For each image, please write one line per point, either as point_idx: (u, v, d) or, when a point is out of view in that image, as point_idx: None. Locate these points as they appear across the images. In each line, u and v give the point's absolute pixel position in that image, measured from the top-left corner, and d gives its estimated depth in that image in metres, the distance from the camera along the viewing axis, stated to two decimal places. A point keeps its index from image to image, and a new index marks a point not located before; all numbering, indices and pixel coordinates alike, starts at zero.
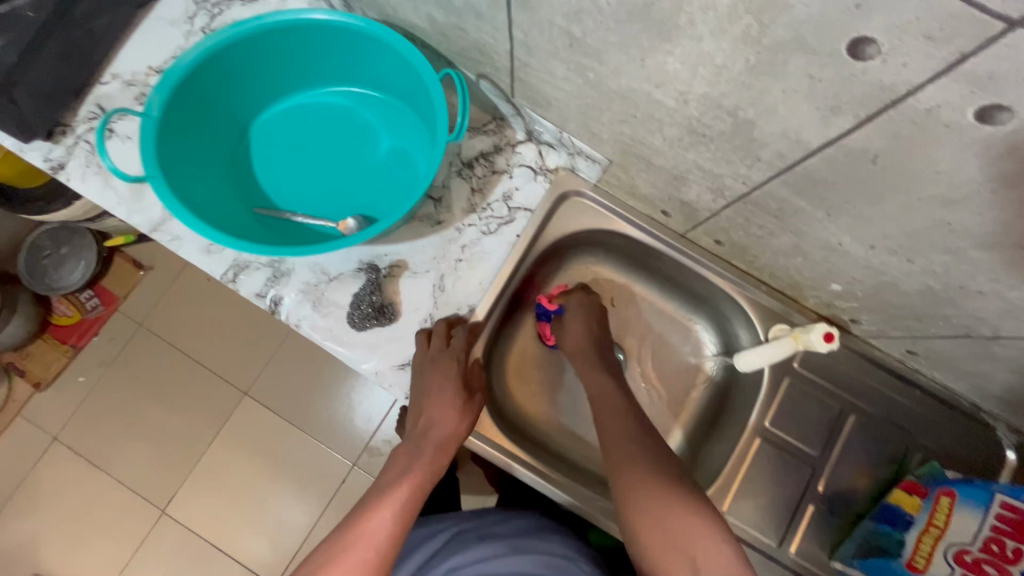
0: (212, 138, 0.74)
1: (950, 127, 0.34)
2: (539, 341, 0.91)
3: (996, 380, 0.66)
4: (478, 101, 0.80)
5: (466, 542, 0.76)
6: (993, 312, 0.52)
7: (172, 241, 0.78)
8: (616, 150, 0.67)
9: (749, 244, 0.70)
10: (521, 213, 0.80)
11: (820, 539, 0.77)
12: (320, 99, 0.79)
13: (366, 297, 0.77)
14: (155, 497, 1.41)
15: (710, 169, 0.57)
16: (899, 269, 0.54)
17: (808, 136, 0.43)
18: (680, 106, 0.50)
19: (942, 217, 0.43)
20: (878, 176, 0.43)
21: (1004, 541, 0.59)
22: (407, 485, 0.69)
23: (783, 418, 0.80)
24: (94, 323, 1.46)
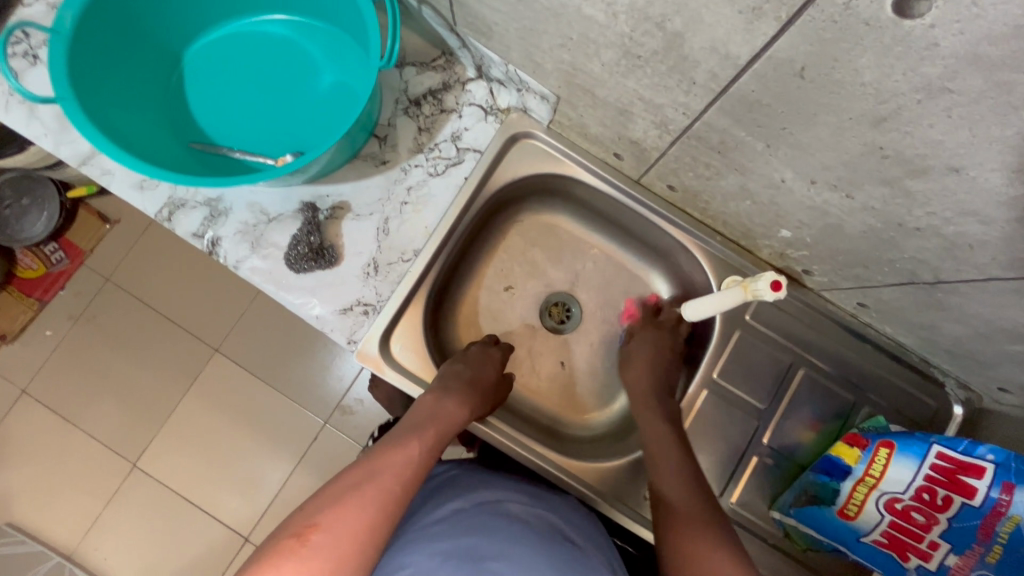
0: (139, 66, 0.70)
1: (870, 25, 0.31)
2: (493, 292, 0.89)
3: (942, 332, 0.64)
4: (426, 33, 0.75)
5: (457, 487, 0.71)
6: (934, 253, 0.50)
7: (102, 175, 0.74)
8: (561, 83, 0.64)
9: (699, 187, 0.67)
10: (469, 154, 0.77)
11: (761, 490, 0.77)
12: (258, 28, 0.74)
13: (304, 237, 0.73)
14: (126, 451, 1.40)
15: (651, 98, 0.54)
16: (840, 207, 0.52)
17: (736, 49, 0.40)
18: (610, 21, 0.46)
19: (874, 139, 0.40)
20: (807, 93, 0.40)
21: (935, 489, 0.60)
22: (438, 428, 0.66)
23: (732, 371, 0.79)
24: (60, 277, 1.43)
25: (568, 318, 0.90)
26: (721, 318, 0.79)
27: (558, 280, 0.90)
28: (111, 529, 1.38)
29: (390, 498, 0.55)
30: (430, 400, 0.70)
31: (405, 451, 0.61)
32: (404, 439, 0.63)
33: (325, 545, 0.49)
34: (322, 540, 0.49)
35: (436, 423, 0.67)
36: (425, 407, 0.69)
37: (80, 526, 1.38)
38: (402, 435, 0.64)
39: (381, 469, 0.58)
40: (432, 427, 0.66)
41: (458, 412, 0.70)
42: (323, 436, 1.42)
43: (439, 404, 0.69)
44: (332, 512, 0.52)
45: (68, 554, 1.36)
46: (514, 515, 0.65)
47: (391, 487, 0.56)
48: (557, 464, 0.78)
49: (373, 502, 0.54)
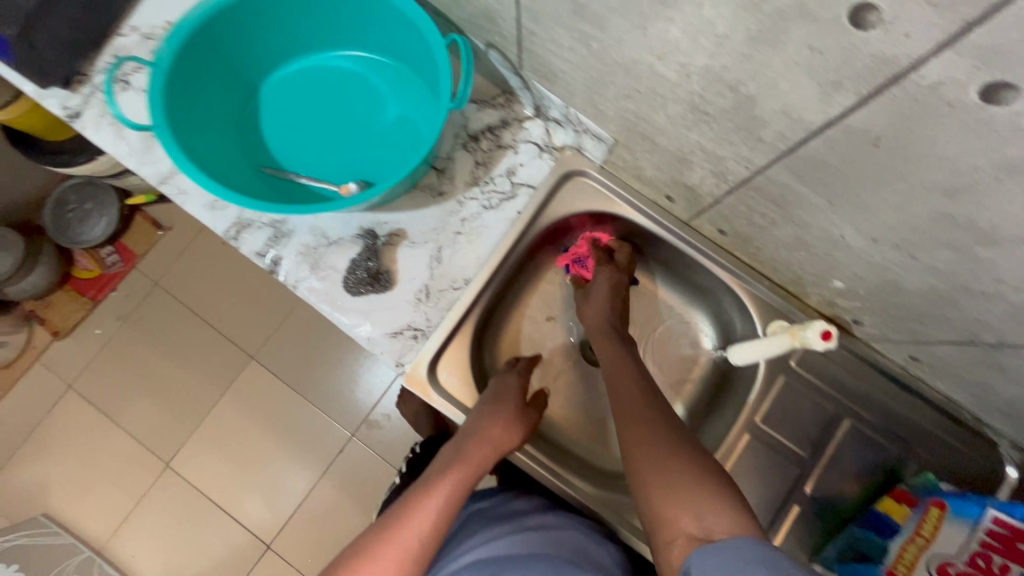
0: (223, 95, 0.75)
1: (954, 106, 0.33)
2: (536, 322, 0.90)
3: (998, 392, 0.63)
4: (488, 72, 0.79)
5: (475, 526, 0.74)
6: (999, 316, 0.49)
7: (178, 194, 0.79)
8: (621, 128, 0.66)
9: (752, 234, 0.68)
10: (523, 189, 0.80)
11: (802, 540, 0.75)
12: (331, 63, 0.79)
13: (362, 263, 0.77)
14: (161, 450, 1.45)
15: (713, 150, 0.56)
16: (902, 265, 0.52)
17: (809, 115, 0.41)
18: (682, 80, 0.48)
19: (945, 208, 0.41)
20: (878, 161, 0.41)
21: (991, 556, 0.57)
22: (460, 473, 0.66)
23: (775, 416, 0.78)
24: (113, 279, 1.50)
25: None
26: (766, 362, 0.79)
27: None
28: (140, 527, 1.42)
29: (404, 558, 0.58)
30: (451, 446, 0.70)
31: (425, 508, 0.62)
32: (429, 490, 0.64)
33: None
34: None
35: (460, 469, 0.66)
36: (451, 450, 0.69)
37: (112, 521, 1.42)
38: (426, 486, 0.65)
39: (400, 529, 0.60)
40: (452, 471, 0.66)
41: (483, 452, 0.68)
42: (353, 450, 1.44)
43: (464, 446, 0.68)
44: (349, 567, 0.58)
45: (99, 548, 1.40)
46: (523, 556, 0.67)
47: (408, 547, 0.59)
48: (596, 499, 0.78)
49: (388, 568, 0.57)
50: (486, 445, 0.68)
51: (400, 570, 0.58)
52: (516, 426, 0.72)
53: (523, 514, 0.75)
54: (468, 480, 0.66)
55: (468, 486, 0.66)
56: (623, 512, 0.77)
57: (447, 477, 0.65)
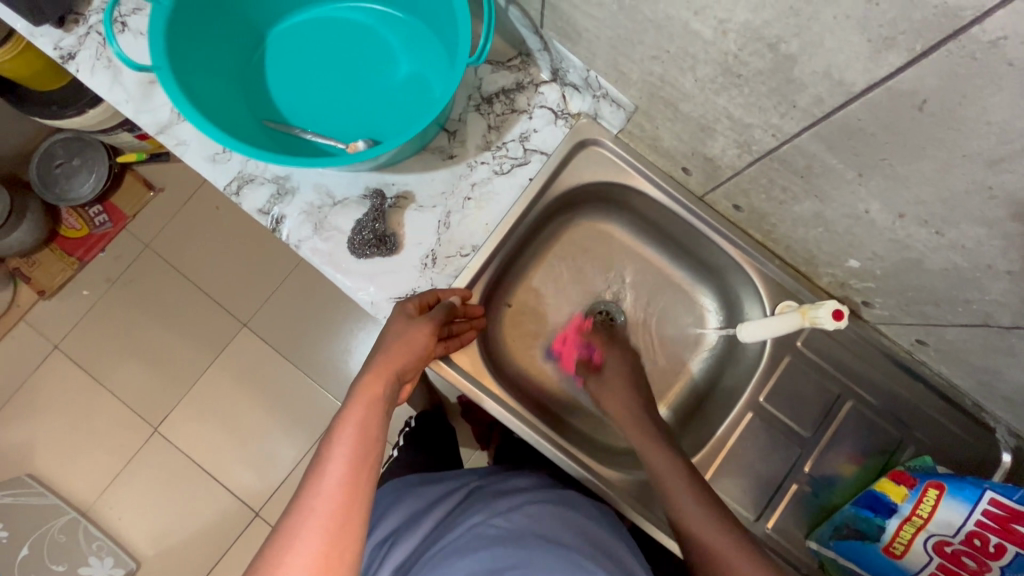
0: (227, 41, 0.72)
1: (1014, 65, 0.31)
2: (541, 294, 0.89)
3: (1006, 378, 0.63)
4: (505, 32, 0.76)
5: (472, 503, 0.72)
6: (1020, 297, 0.49)
7: (177, 145, 0.76)
8: (642, 93, 0.64)
9: (769, 210, 0.67)
10: (536, 156, 0.77)
11: (798, 518, 0.76)
12: (342, 14, 0.75)
13: (369, 224, 0.74)
14: (150, 415, 1.43)
15: (740, 117, 0.54)
16: (926, 243, 0.51)
17: (852, 76, 0.40)
18: (717, 38, 0.46)
19: (984, 179, 0.40)
20: (921, 127, 0.40)
21: (986, 536, 0.59)
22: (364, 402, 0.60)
23: (778, 396, 0.78)
24: (102, 239, 1.46)
25: (612, 327, 0.90)
26: (771, 342, 0.79)
27: (606, 288, 0.90)
28: (128, 490, 1.41)
29: (332, 512, 0.51)
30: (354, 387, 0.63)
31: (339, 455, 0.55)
32: (328, 449, 0.56)
33: None
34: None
35: (355, 414, 0.59)
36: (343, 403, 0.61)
37: (99, 484, 1.41)
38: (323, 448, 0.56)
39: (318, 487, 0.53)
40: (357, 405, 0.60)
41: (377, 385, 0.62)
42: None
43: (356, 390, 0.61)
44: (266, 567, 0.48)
45: (85, 510, 1.39)
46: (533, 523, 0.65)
47: (338, 495, 0.52)
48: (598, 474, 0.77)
49: (316, 541, 0.49)
50: (378, 376, 0.63)
51: (329, 534, 0.50)
52: (409, 349, 0.67)
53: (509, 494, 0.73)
54: (375, 416, 0.59)
55: (376, 425, 0.59)
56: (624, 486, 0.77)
57: (353, 414, 0.59)
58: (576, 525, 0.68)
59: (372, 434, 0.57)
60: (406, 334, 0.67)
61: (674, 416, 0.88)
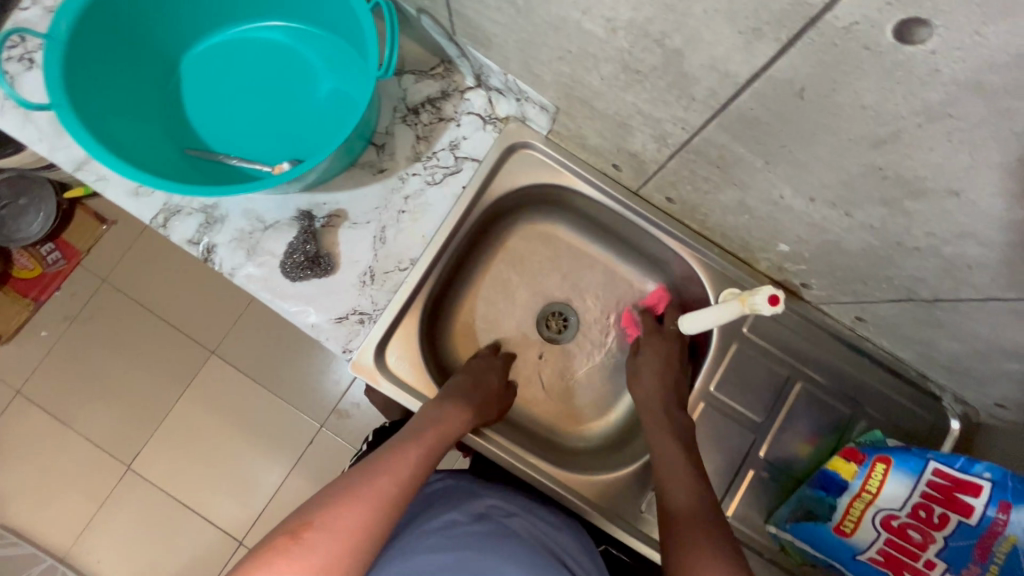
0: (136, 72, 0.70)
1: (871, 49, 0.31)
2: (490, 302, 0.88)
3: (940, 348, 0.64)
4: (424, 41, 0.75)
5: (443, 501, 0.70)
6: (933, 272, 0.49)
7: (97, 181, 0.74)
8: (559, 94, 0.63)
9: (698, 200, 0.67)
10: (468, 163, 0.77)
11: (759, 504, 0.76)
12: (256, 34, 0.74)
13: (300, 246, 0.73)
14: (119, 453, 1.40)
15: (650, 112, 0.54)
16: (839, 224, 0.51)
17: (735, 67, 0.40)
18: (609, 36, 0.46)
19: (873, 160, 0.40)
20: (807, 114, 0.40)
21: (931, 507, 0.60)
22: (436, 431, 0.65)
23: (729, 383, 0.78)
24: (56, 277, 1.42)
25: (566, 328, 0.89)
26: (718, 331, 0.79)
27: (556, 289, 0.90)
28: (104, 531, 1.37)
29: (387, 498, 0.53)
30: (430, 408, 0.69)
31: (405, 460, 0.59)
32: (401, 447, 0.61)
33: (317, 544, 0.47)
34: (317, 539, 0.47)
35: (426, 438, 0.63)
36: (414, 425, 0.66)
37: (73, 528, 1.37)
38: (399, 443, 0.61)
39: (384, 473, 0.56)
40: (429, 433, 0.64)
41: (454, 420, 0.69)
42: (320, 441, 1.41)
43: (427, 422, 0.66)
44: (328, 511, 0.50)
45: (61, 557, 1.36)
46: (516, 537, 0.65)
47: (394, 489, 0.55)
48: (557, 479, 0.77)
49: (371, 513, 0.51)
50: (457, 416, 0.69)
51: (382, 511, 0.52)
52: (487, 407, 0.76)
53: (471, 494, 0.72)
54: (438, 446, 0.64)
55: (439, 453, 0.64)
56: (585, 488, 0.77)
57: (426, 433, 0.64)
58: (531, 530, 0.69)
59: (429, 463, 0.61)
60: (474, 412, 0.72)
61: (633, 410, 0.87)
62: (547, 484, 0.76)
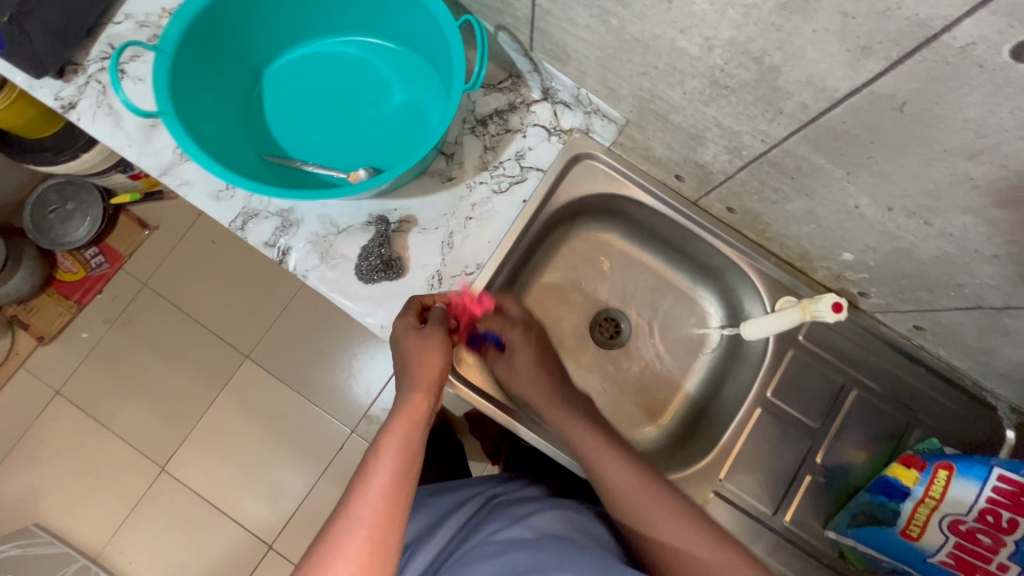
0: (226, 82, 0.74)
1: (984, 67, 0.34)
2: (545, 306, 0.91)
3: (1002, 357, 0.66)
4: (495, 57, 0.79)
5: (494, 511, 0.75)
6: (1008, 279, 0.52)
7: (182, 185, 0.77)
8: (633, 107, 0.66)
9: (762, 210, 0.69)
10: (532, 173, 0.80)
11: (814, 508, 0.77)
12: (336, 48, 0.78)
13: (374, 249, 0.76)
14: (156, 453, 1.42)
15: (729, 125, 0.57)
16: (915, 233, 0.54)
17: (834, 83, 0.42)
18: (703, 53, 0.49)
19: (965, 171, 0.42)
20: (903, 126, 0.42)
21: (999, 512, 0.60)
22: (403, 421, 0.62)
23: (785, 388, 0.80)
24: (98, 281, 1.46)
25: (618, 334, 0.91)
26: (774, 337, 0.80)
27: (608, 296, 0.92)
28: (139, 532, 1.39)
29: (371, 541, 0.53)
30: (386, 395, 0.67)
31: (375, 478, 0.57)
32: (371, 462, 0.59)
33: None
34: None
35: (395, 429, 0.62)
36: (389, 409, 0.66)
37: (108, 528, 1.39)
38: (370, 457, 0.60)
39: (358, 506, 0.55)
40: (395, 432, 0.61)
41: (420, 404, 0.65)
42: (355, 445, 1.43)
43: (396, 407, 0.65)
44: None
45: (94, 556, 1.37)
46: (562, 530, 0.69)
47: (377, 516, 0.54)
48: None
49: (356, 551, 0.52)
50: (420, 397, 0.65)
51: (371, 544, 0.53)
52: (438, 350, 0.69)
53: (519, 501, 0.77)
54: (411, 436, 0.61)
55: (415, 440, 0.62)
56: None
57: (395, 432, 0.61)
58: (583, 521, 0.72)
59: (406, 459, 0.60)
60: (439, 348, 0.68)
61: (685, 413, 0.89)
62: None
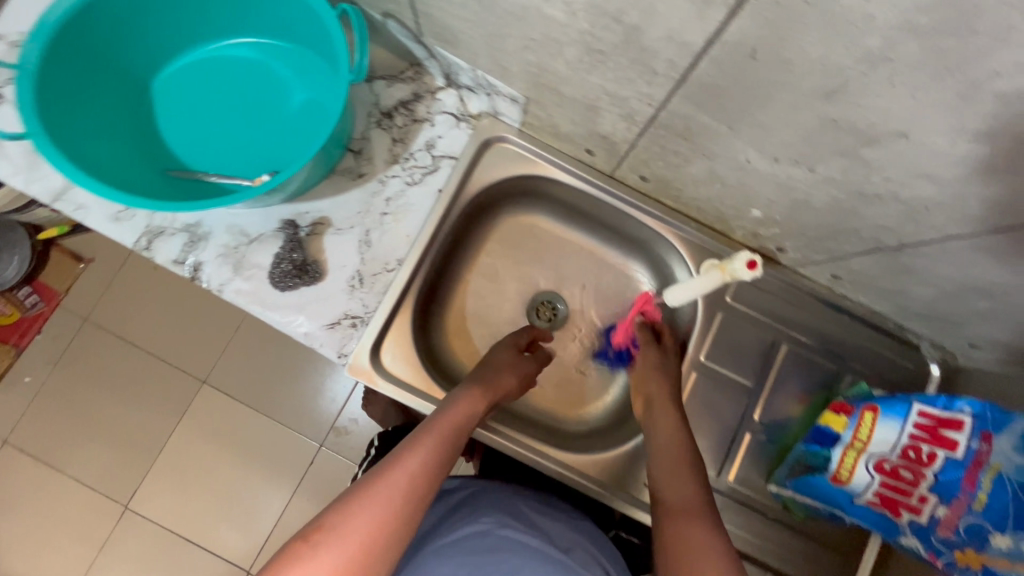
0: (107, 98, 0.70)
1: (810, 4, 0.34)
2: (479, 296, 0.89)
3: (912, 296, 0.67)
4: (393, 47, 0.77)
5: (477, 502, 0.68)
6: (895, 218, 0.52)
7: (76, 210, 0.74)
8: (528, 84, 0.66)
9: (670, 175, 0.69)
10: (445, 161, 0.78)
11: (757, 465, 0.78)
12: (226, 52, 0.75)
13: (286, 255, 0.74)
14: (116, 492, 1.36)
15: (616, 92, 0.56)
16: (805, 181, 0.54)
17: (690, 36, 0.42)
18: (570, 20, 0.48)
19: (828, 113, 0.43)
20: (761, 74, 0.42)
21: (919, 447, 0.61)
22: (460, 413, 0.62)
23: (719, 351, 0.81)
24: (36, 321, 1.40)
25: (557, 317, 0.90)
26: (703, 302, 0.81)
27: (542, 279, 0.91)
28: None
29: (402, 503, 0.49)
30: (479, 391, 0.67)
31: (429, 448, 0.55)
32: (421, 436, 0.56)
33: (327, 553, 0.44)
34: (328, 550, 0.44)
35: (441, 427, 0.59)
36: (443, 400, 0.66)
37: None
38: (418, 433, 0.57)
39: (410, 469, 0.51)
40: (449, 418, 0.61)
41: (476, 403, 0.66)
42: (321, 459, 1.40)
43: (451, 399, 0.65)
44: (341, 523, 0.46)
45: None
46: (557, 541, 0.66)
47: (416, 488, 0.50)
48: (571, 469, 0.77)
49: (387, 511, 0.47)
50: (478, 396, 0.66)
51: (406, 509, 0.49)
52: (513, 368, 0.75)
53: (501, 496, 0.72)
54: (463, 428, 0.61)
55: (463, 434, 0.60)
56: (611, 482, 0.76)
57: (450, 416, 0.61)
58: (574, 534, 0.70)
59: (455, 441, 0.59)
60: (516, 366, 0.76)
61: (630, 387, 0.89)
62: (564, 475, 0.76)
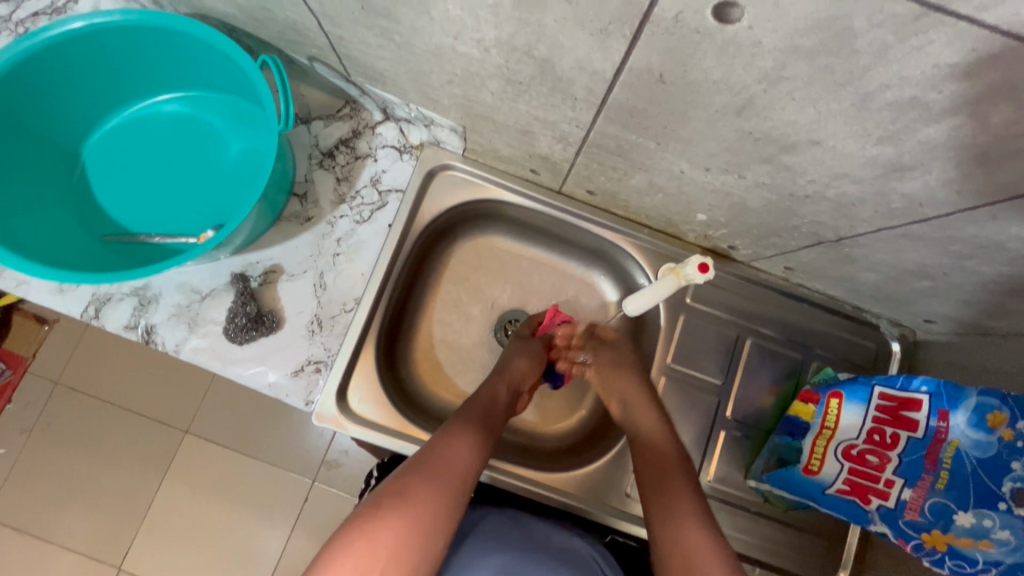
0: (35, 170, 0.69)
1: (701, 32, 0.35)
2: (444, 323, 0.89)
3: (860, 281, 0.69)
4: (325, 87, 0.76)
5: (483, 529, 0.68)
6: (828, 214, 0.53)
7: (18, 285, 0.72)
8: (460, 114, 0.65)
9: (614, 188, 0.69)
10: (392, 195, 0.78)
11: (736, 461, 0.79)
12: (155, 110, 0.74)
13: (239, 308, 0.72)
14: (108, 555, 1.31)
15: (544, 117, 0.56)
16: (739, 186, 0.55)
17: (599, 65, 0.42)
18: (484, 55, 0.48)
19: (743, 126, 0.43)
20: (673, 95, 0.42)
21: (883, 429, 0.63)
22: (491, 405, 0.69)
23: (685, 353, 0.81)
24: (4, 389, 1.36)
25: None
26: (664, 305, 0.82)
27: (507, 298, 0.91)
28: None
29: (450, 483, 0.56)
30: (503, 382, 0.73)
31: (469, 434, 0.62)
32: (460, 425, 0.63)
33: (396, 519, 0.50)
34: (393, 519, 0.50)
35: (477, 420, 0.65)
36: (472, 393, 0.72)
37: None
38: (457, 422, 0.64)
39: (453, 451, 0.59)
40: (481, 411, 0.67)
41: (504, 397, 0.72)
42: (315, 497, 1.37)
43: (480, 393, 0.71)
44: (401, 495, 0.52)
45: None
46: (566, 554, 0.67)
47: (461, 470, 0.58)
48: (553, 489, 0.76)
49: (440, 486, 0.55)
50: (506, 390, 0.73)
51: (454, 486, 0.56)
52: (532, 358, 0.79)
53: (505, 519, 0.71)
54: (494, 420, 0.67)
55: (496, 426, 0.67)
56: (594, 497, 0.77)
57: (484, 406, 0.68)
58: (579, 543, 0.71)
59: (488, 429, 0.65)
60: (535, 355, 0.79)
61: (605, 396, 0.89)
62: (547, 497, 0.76)
